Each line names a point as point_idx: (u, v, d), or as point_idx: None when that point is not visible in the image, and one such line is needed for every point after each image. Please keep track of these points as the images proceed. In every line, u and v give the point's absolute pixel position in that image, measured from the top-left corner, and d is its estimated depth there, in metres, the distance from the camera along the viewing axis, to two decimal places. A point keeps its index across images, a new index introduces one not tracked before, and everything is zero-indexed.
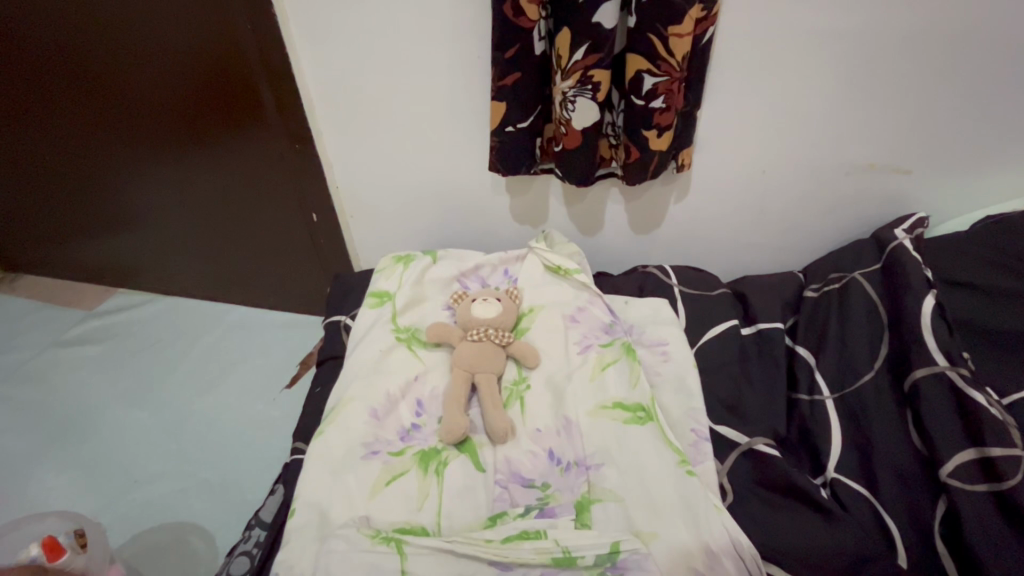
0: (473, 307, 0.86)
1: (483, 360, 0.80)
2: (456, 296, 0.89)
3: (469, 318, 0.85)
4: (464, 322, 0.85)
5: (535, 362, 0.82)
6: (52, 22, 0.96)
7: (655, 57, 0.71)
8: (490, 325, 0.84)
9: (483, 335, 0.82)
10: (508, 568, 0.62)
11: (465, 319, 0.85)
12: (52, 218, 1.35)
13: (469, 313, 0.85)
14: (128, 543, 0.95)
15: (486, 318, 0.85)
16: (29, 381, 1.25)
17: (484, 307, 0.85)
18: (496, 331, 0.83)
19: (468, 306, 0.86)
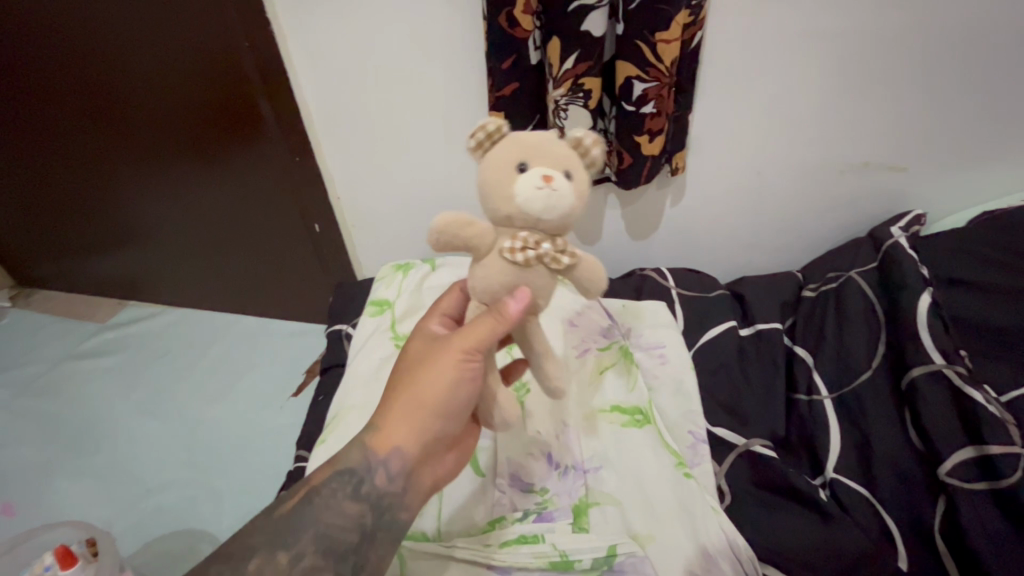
0: (514, 183, 0.43)
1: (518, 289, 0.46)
2: (494, 125, 0.46)
3: (508, 205, 0.44)
4: (497, 203, 0.44)
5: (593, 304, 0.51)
6: (57, 45, 0.99)
7: (644, 63, 0.71)
8: (542, 237, 0.45)
9: (528, 255, 0.44)
10: (507, 572, 0.64)
11: (501, 201, 0.44)
12: (65, 234, 1.38)
13: (507, 188, 0.43)
14: (139, 551, 0.97)
15: (536, 214, 0.43)
16: (44, 393, 1.28)
17: (538, 199, 0.42)
18: (551, 244, 0.45)
19: (511, 178, 0.43)
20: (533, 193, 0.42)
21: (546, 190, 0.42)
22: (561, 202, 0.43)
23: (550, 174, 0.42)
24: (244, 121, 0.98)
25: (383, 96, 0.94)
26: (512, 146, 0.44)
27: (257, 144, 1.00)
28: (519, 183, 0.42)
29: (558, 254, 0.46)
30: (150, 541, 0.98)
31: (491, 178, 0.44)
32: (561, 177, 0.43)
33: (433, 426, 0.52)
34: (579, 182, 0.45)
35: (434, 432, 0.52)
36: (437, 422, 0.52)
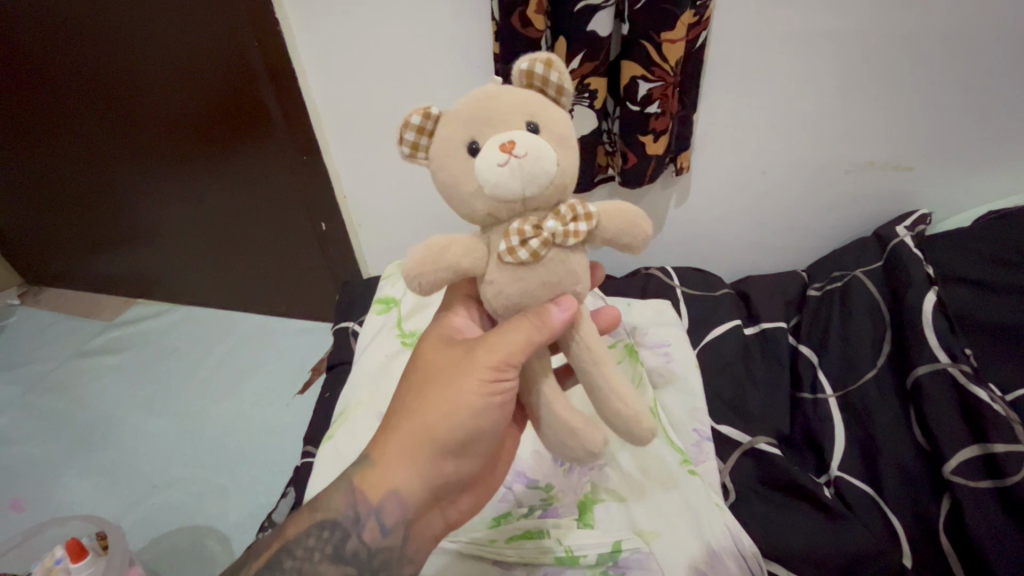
0: (482, 178, 0.43)
1: (552, 282, 0.46)
2: (421, 118, 0.46)
3: (480, 199, 0.44)
4: (468, 203, 0.45)
5: (647, 251, 0.50)
6: (69, 44, 1.00)
7: (650, 63, 0.72)
8: (537, 216, 0.46)
9: (534, 245, 0.44)
10: (511, 567, 0.65)
11: (472, 199, 0.44)
12: (74, 233, 1.40)
13: (473, 183, 0.44)
14: (147, 546, 0.98)
15: (516, 194, 0.43)
16: (52, 390, 1.29)
17: (507, 174, 0.42)
18: (559, 218, 0.45)
19: (471, 170, 0.44)
20: (499, 173, 0.42)
21: (510, 158, 0.42)
22: (534, 163, 0.42)
23: (504, 141, 0.42)
24: (251, 120, 0.99)
25: (390, 96, 0.95)
26: (452, 135, 0.45)
27: (265, 143, 1.01)
28: (478, 168, 0.43)
29: (567, 223, 0.46)
30: (157, 536, 1.00)
31: (460, 184, 0.45)
32: (518, 135, 0.42)
33: (443, 459, 0.51)
34: (539, 128, 0.44)
35: (436, 466, 0.52)
36: (449, 453, 0.51)
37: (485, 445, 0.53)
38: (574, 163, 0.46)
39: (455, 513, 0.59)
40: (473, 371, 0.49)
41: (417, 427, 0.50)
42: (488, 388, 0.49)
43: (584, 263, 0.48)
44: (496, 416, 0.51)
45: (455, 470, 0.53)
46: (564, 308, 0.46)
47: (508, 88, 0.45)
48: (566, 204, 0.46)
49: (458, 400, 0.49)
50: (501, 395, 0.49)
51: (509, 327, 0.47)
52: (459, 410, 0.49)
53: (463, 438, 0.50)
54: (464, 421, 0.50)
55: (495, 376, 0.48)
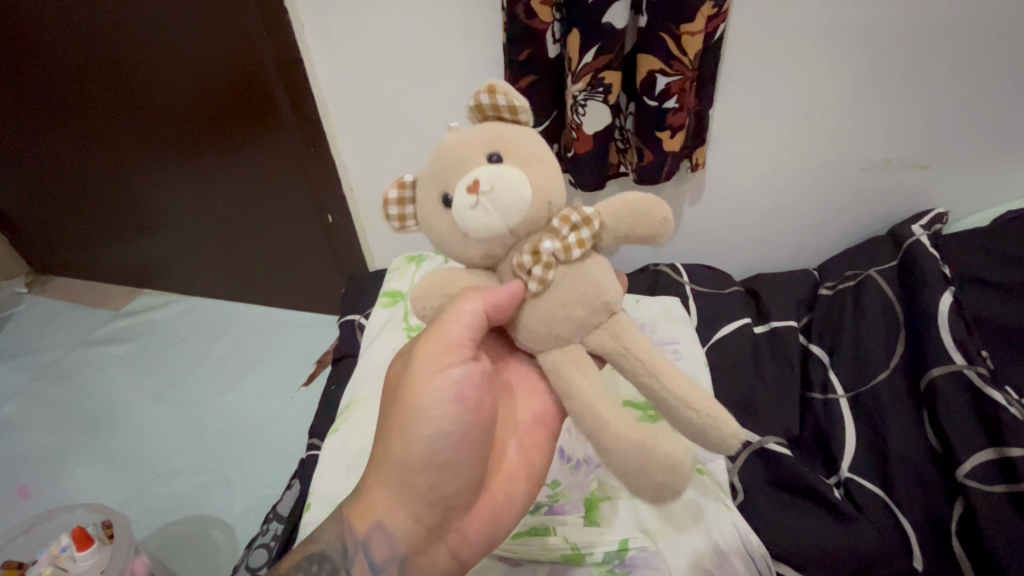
0: (459, 223, 0.44)
1: (580, 295, 0.46)
2: (397, 191, 0.48)
3: (472, 247, 0.46)
4: (462, 249, 0.47)
5: (671, 235, 0.49)
6: (76, 33, 0.99)
7: (668, 57, 0.71)
8: (535, 240, 0.47)
9: (538, 272, 0.46)
10: (518, 563, 0.65)
11: (463, 245, 0.46)
12: (80, 222, 1.40)
13: (459, 231, 0.45)
14: (152, 535, 0.99)
15: (501, 227, 0.44)
16: (58, 378, 1.30)
17: (482, 215, 0.43)
18: (557, 233, 0.46)
19: (450, 218, 0.45)
20: (475, 216, 0.43)
21: (478, 198, 0.43)
22: (503, 193, 0.43)
23: (468, 183, 0.43)
24: (257, 111, 0.97)
25: (398, 88, 0.94)
26: (428, 196, 0.46)
27: (270, 133, 1.00)
28: (456, 216, 0.44)
29: (568, 235, 0.46)
30: (163, 526, 1.00)
31: (445, 237, 0.46)
32: (481, 172, 0.43)
33: (415, 477, 0.50)
34: (502, 155, 0.45)
35: (411, 491, 0.50)
36: (417, 468, 0.49)
37: (459, 455, 0.49)
38: (556, 176, 0.46)
39: (464, 548, 0.53)
40: (418, 368, 0.49)
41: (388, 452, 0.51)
42: (433, 380, 0.48)
43: (605, 265, 0.48)
44: (451, 411, 0.48)
45: (434, 491, 0.50)
46: (502, 288, 0.47)
47: (466, 131, 0.47)
48: (560, 216, 0.47)
49: (408, 405, 0.49)
50: (449, 388, 0.48)
51: (447, 315, 0.48)
52: (409, 412, 0.48)
53: (423, 445, 0.48)
54: (415, 422, 0.48)
55: (439, 363, 0.48)
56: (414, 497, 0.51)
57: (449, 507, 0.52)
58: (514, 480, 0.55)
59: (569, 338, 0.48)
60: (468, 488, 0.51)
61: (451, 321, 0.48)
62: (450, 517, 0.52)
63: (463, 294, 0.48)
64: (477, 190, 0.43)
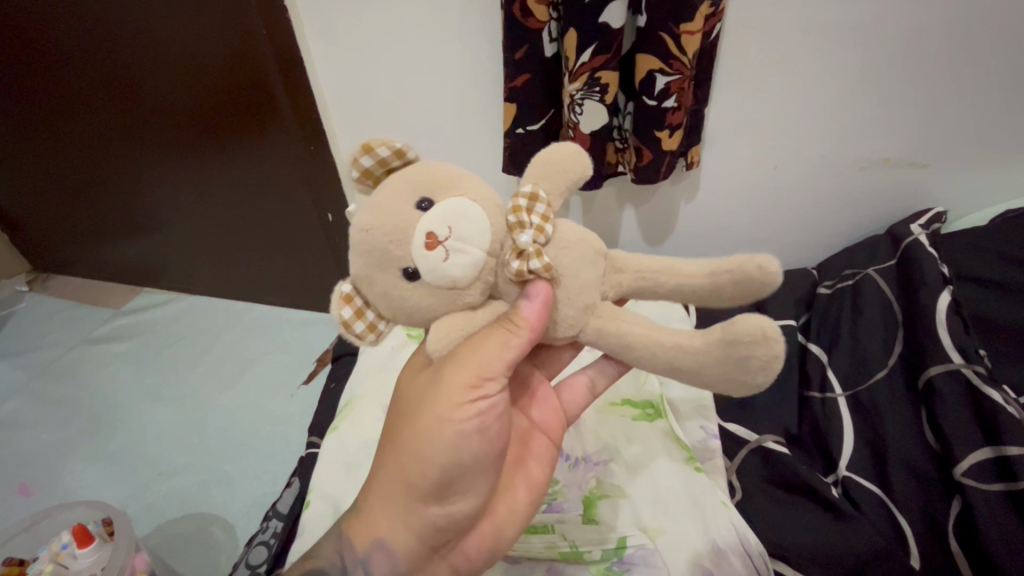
0: (439, 281, 0.41)
1: (585, 262, 0.44)
2: (348, 306, 0.44)
3: (473, 288, 0.42)
4: (458, 300, 0.43)
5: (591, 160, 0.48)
6: (77, 32, 1.00)
7: (667, 56, 0.71)
8: (508, 244, 0.43)
9: (536, 264, 0.41)
10: (516, 561, 0.66)
11: (457, 297, 0.42)
12: (81, 220, 1.40)
13: (446, 289, 0.41)
14: (153, 533, 0.99)
15: (480, 256, 0.41)
16: (59, 376, 1.30)
17: (459, 257, 0.40)
18: (518, 225, 0.43)
19: (427, 285, 0.41)
20: (455, 264, 0.40)
21: (444, 245, 0.40)
22: (459, 225, 0.40)
23: (423, 239, 0.40)
24: (256, 110, 0.98)
25: (397, 86, 0.94)
26: (385, 284, 0.42)
27: (269, 132, 1.00)
28: (434, 279, 0.40)
29: (530, 221, 0.43)
30: (163, 523, 1.00)
31: (434, 301, 0.42)
32: (427, 224, 0.40)
33: (424, 498, 0.50)
34: (432, 198, 0.42)
35: (419, 511, 0.51)
36: (429, 491, 0.50)
37: (472, 480, 0.50)
38: (482, 184, 0.44)
39: (464, 564, 0.55)
40: (440, 398, 0.47)
41: (400, 473, 0.50)
42: (458, 412, 0.47)
43: (575, 225, 0.46)
44: (473, 441, 0.48)
45: (444, 512, 0.51)
46: (531, 298, 0.42)
47: (378, 202, 0.42)
48: (510, 209, 0.43)
49: (428, 432, 0.48)
50: (472, 418, 0.47)
51: (478, 348, 0.44)
52: (428, 441, 0.48)
53: (440, 472, 0.48)
54: (435, 451, 0.48)
55: (468, 396, 0.46)
56: (421, 516, 0.51)
57: (455, 528, 0.53)
58: (516, 498, 0.56)
59: (596, 303, 0.44)
60: (475, 510, 0.53)
61: (483, 350, 0.44)
62: (454, 536, 0.54)
63: (499, 321, 0.44)
64: (433, 241, 0.40)
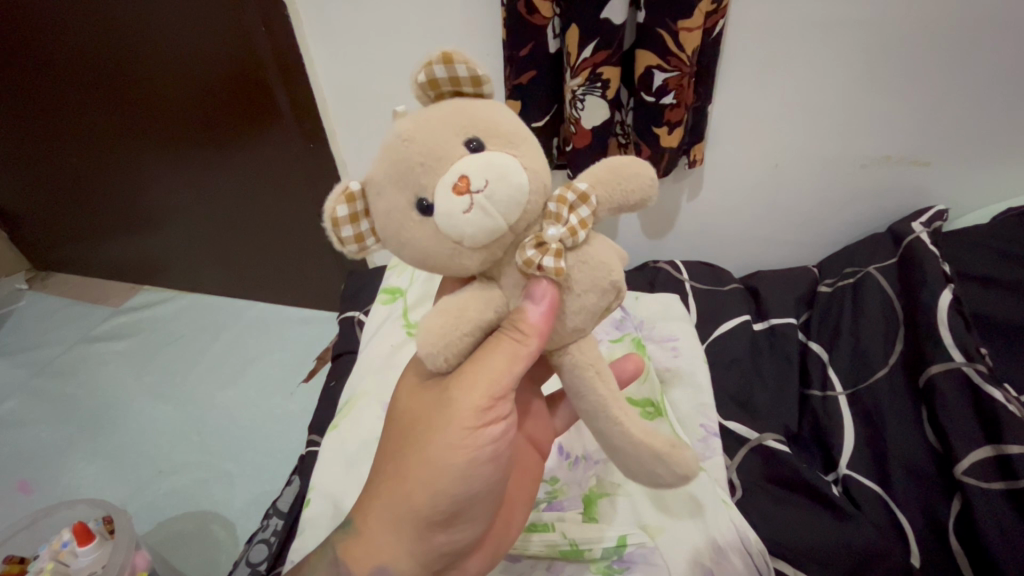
0: (455, 232, 0.39)
1: (599, 282, 0.43)
2: (348, 206, 0.43)
3: (466, 255, 0.41)
4: (456, 259, 0.41)
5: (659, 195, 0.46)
6: (76, 30, 0.99)
7: (666, 52, 0.70)
8: (533, 231, 0.42)
9: (551, 263, 0.41)
10: (517, 558, 0.66)
11: (459, 256, 0.41)
12: (82, 220, 1.40)
13: (453, 242, 0.40)
14: (153, 531, 0.99)
15: (500, 226, 0.40)
16: (60, 374, 1.30)
17: (479, 217, 0.38)
18: (558, 217, 0.42)
19: (434, 227, 0.40)
20: (471, 221, 0.38)
21: (471, 199, 0.38)
22: (496, 188, 0.38)
23: (455, 181, 0.38)
24: (256, 109, 0.97)
25: (396, 84, 0.94)
26: (397, 205, 0.40)
27: (270, 130, 1.00)
28: (444, 226, 0.39)
29: (568, 219, 0.42)
30: (163, 521, 1.00)
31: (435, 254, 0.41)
32: (465, 167, 0.38)
33: (433, 527, 0.50)
34: (482, 141, 0.40)
35: (424, 544, 0.51)
36: (438, 520, 0.50)
37: (480, 505, 0.51)
38: (540, 155, 0.42)
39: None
40: (449, 428, 0.46)
41: (406, 507, 0.49)
42: (470, 441, 0.47)
43: (607, 244, 0.45)
44: (485, 469, 0.48)
45: (449, 538, 0.52)
46: (537, 302, 0.41)
47: (415, 129, 0.40)
48: (555, 198, 0.42)
49: (437, 464, 0.47)
50: (486, 445, 0.47)
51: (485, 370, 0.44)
52: (440, 474, 0.47)
53: (451, 502, 0.49)
54: (446, 483, 0.48)
55: (479, 424, 0.46)
56: (429, 547, 0.51)
57: (460, 551, 0.54)
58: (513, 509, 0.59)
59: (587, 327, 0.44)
60: (479, 533, 0.54)
61: (489, 366, 0.44)
62: (458, 559, 0.54)
63: (505, 330, 0.43)
64: (472, 190, 0.38)
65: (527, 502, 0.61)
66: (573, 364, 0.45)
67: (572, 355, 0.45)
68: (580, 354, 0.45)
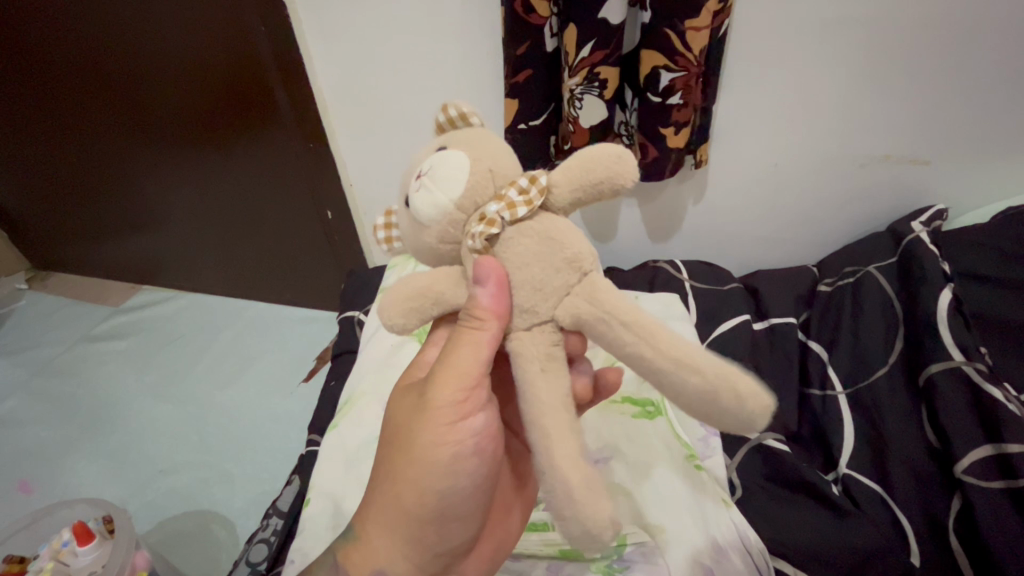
0: (414, 214, 0.43)
1: (541, 259, 0.40)
2: (384, 218, 0.49)
3: (427, 232, 0.43)
4: (421, 238, 0.44)
5: (634, 175, 0.42)
6: (75, 30, 0.99)
7: (673, 52, 0.70)
8: (480, 207, 0.42)
9: (480, 230, 0.40)
10: (517, 558, 0.67)
11: (420, 234, 0.44)
12: (81, 219, 1.40)
13: (418, 223, 0.43)
14: (153, 530, 0.99)
15: (444, 202, 0.41)
16: (59, 374, 1.30)
17: (425, 194, 0.42)
18: (500, 196, 0.41)
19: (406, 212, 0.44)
20: (420, 199, 0.42)
21: (421, 181, 0.42)
22: (438, 170, 0.41)
23: (416, 174, 0.43)
24: (256, 107, 0.97)
25: (397, 83, 0.94)
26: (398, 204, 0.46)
27: (269, 130, 1.00)
28: (410, 211, 0.43)
29: (511, 195, 0.41)
30: (162, 521, 1.00)
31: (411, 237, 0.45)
32: (425, 163, 0.43)
33: (425, 528, 0.50)
34: (449, 143, 0.44)
35: (413, 546, 0.51)
36: (429, 520, 0.50)
37: (471, 504, 0.51)
38: (506, 154, 0.44)
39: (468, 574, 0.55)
40: (430, 424, 0.47)
41: (397, 509, 0.50)
42: (451, 435, 0.47)
43: (566, 223, 0.42)
44: (470, 464, 0.48)
45: (441, 540, 0.52)
46: (483, 284, 0.40)
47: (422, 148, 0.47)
48: (505, 181, 0.42)
49: (421, 462, 0.48)
50: (467, 438, 0.48)
51: (456, 359, 0.45)
52: (425, 471, 0.48)
53: (439, 500, 0.49)
54: (431, 480, 0.48)
55: (458, 416, 0.47)
56: (422, 549, 0.51)
57: (455, 552, 0.54)
58: (507, 507, 0.59)
59: (539, 311, 0.40)
60: (472, 533, 0.54)
61: (459, 357, 0.44)
62: (454, 560, 0.54)
63: (465, 322, 0.42)
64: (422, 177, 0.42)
65: (522, 502, 0.61)
66: (517, 352, 0.41)
67: (519, 343, 0.41)
68: (526, 344, 0.41)
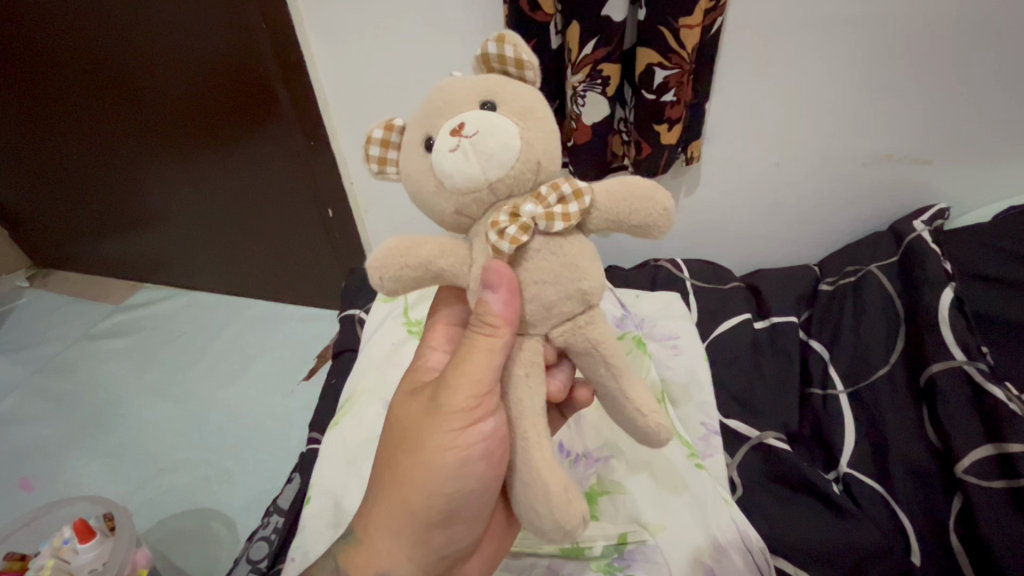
0: (435, 168, 0.40)
1: (557, 280, 0.41)
2: (383, 131, 0.45)
3: (444, 198, 0.42)
4: (435, 201, 0.42)
5: (668, 229, 0.44)
6: (76, 27, 0.99)
7: (667, 50, 0.70)
8: (513, 202, 0.42)
9: (512, 232, 0.40)
10: (517, 556, 0.67)
11: (436, 196, 0.42)
12: (82, 217, 1.40)
13: (433, 175, 0.41)
14: (153, 528, 0.99)
15: (478, 177, 0.39)
16: (59, 372, 1.30)
17: (459, 159, 0.39)
18: (540, 201, 0.41)
19: (424, 158, 0.41)
20: (452, 161, 0.39)
21: (460, 141, 0.39)
22: (485, 140, 0.38)
23: (455, 125, 0.39)
24: (257, 105, 0.97)
25: (397, 81, 0.94)
26: (410, 139, 0.43)
27: (269, 128, 1.00)
28: (432, 160, 0.40)
29: (552, 203, 0.41)
30: (162, 519, 1.00)
31: (417, 183, 0.42)
32: (467, 116, 0.39)
33: (431, 529, 0.50)
34: (496, 105, 0.41)
35: (420, 548, 0.51)
36: (434, 521, 0.50)
37: (478, 508, 0.51)
38: (554, 144, 0.42)
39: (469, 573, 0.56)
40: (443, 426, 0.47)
41: (404, 510, 0.50)
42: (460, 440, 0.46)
43: (588, 247, 0.43)
44: (477, 470, 0.47)
45: (447, 541, 0.52)
46: (495, 289, 0.40)
47: (459, 78, 0.43)
48: (550, 184, 0.42)
49: (430, 464, 0.48)
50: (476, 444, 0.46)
51: (469, 364, 0.44)
52: (433, 473, 0.48)
53: (447, 501, 0.49)
54: (440, 482, 0.48)
55: (467, 420, 0.45)
56: (427, 550, 0.51)
57: (460, 553, 0.54)
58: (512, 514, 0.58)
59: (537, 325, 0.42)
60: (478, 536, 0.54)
61: (473, 361, 0.43)
62: (457, 560, 0.55)
63: (475, 327, 0.42)
64: (461, 135, 0.39)
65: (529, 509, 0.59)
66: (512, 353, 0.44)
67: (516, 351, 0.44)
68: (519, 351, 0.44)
